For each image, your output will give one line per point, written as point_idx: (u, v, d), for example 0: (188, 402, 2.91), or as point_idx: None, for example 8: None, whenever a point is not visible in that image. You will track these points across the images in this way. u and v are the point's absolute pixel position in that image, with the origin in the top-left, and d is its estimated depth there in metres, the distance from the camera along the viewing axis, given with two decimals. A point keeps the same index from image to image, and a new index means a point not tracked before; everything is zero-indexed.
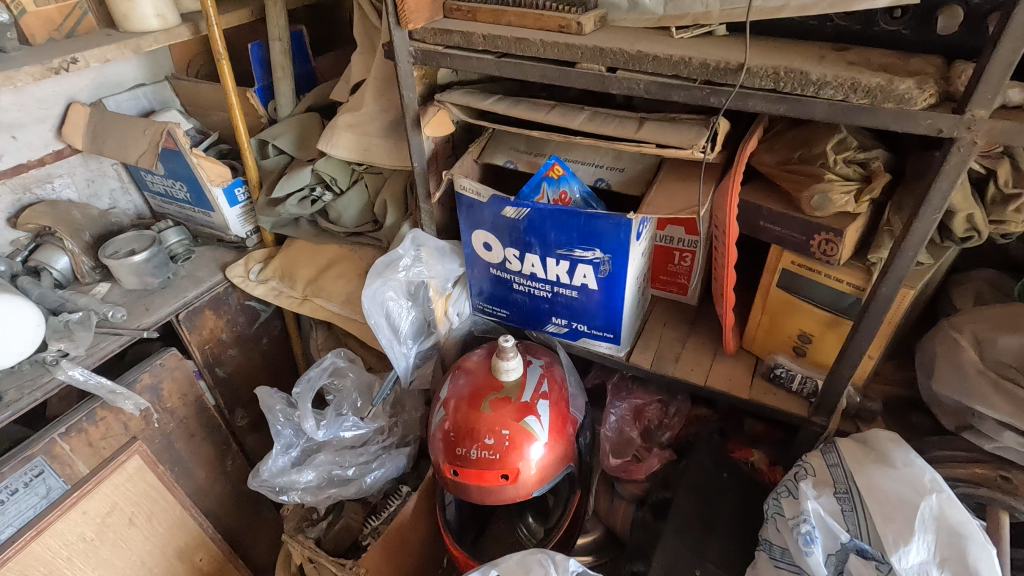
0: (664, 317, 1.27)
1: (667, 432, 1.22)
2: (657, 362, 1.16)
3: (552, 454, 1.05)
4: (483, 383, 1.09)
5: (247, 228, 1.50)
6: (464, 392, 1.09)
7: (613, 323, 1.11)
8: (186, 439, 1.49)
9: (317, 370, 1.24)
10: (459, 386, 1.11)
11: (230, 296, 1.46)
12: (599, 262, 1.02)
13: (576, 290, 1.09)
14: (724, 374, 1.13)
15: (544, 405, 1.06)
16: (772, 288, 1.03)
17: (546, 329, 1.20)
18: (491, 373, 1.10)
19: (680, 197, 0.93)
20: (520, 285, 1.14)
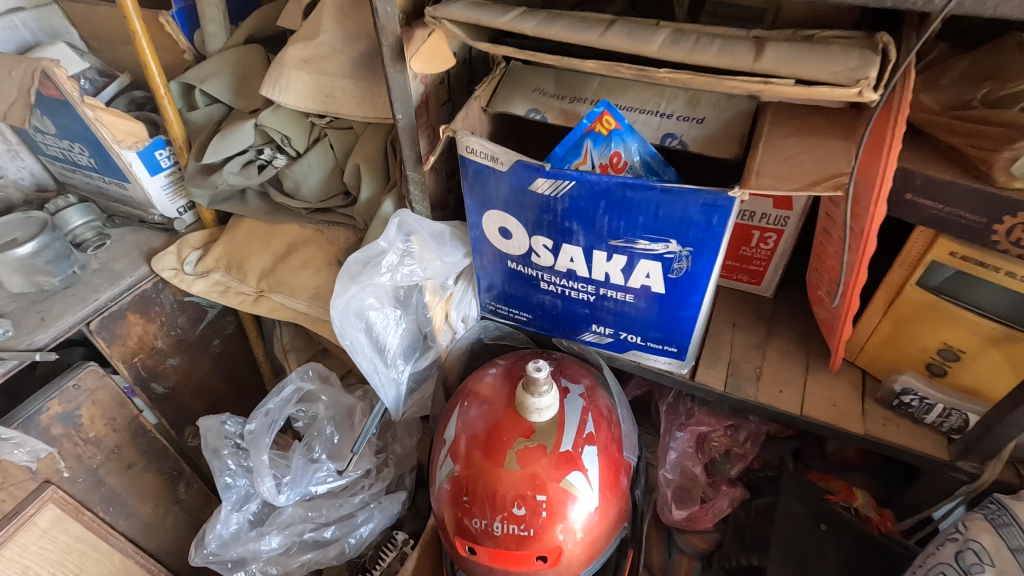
0: (732, 314, 0.96)
1: (737, 464, 0.95)
2: (734, 382, 0.87)
3: (603, 520, 0.77)
4: (504, 423, 0.79)
5: (179, 203, 1.14)
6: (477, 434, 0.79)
7: (679, 335, 0.81)
8: (121, 472, 1.19)
9: (277, 402, 0.93)
10: (470, 424, 0.81)
11: (161, 294, 1.13)
12: (672, 257, 0.70)
13: (631, 293, 0.77)
14: (825, 398, 0.84)
15: (590, 454, 0.77)
16: (909, 286, 0.74)
17: (582, 338, 0.89)
18: (514, 408, 0.80)
19: (806, 163, 0.62)
20: (550, 284, 0.83)
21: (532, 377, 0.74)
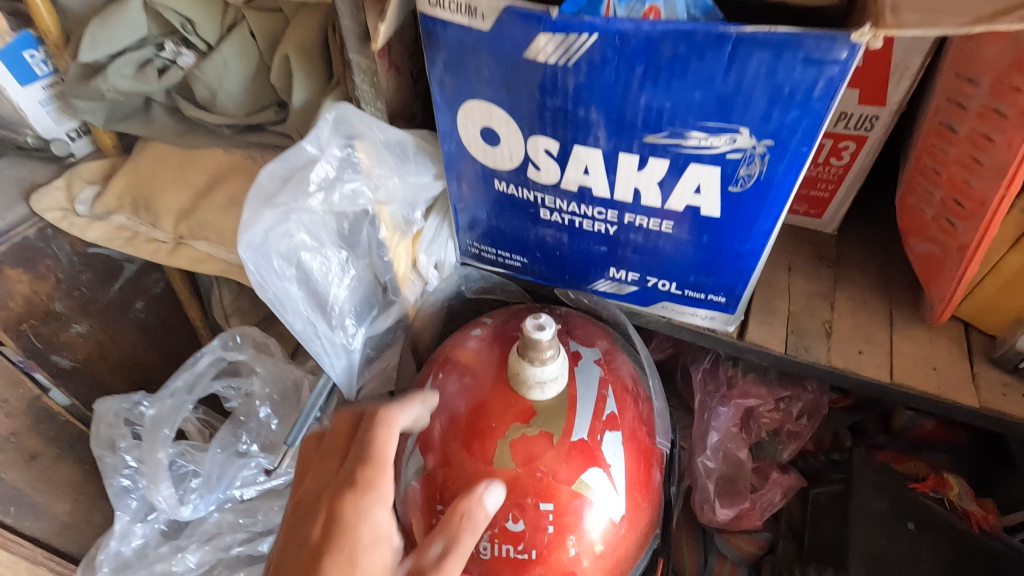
0: (787, 254, 0.74)
1: (790, 446, 0.75)
2: (798, 342, 0.66)
3: (630, 532, 0.56)
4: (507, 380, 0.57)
5: (68, 125, 0.87)
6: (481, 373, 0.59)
7: (733, 279, 0.59)
8: (22, 465, 0.99)
9: (185, 381, 0.71)
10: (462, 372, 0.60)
11: (51, 243, 0.87)
12: (739, 158, 0.47)
13: (671, 220, 0.55)
14: (921, 359, 0.63)
15: (612, 444, 0.56)
16: None
17: (594, 288, 0.67)
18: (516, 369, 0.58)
19: None
20: (553, 213, 0.60)
21: (532, 341, 0.52)
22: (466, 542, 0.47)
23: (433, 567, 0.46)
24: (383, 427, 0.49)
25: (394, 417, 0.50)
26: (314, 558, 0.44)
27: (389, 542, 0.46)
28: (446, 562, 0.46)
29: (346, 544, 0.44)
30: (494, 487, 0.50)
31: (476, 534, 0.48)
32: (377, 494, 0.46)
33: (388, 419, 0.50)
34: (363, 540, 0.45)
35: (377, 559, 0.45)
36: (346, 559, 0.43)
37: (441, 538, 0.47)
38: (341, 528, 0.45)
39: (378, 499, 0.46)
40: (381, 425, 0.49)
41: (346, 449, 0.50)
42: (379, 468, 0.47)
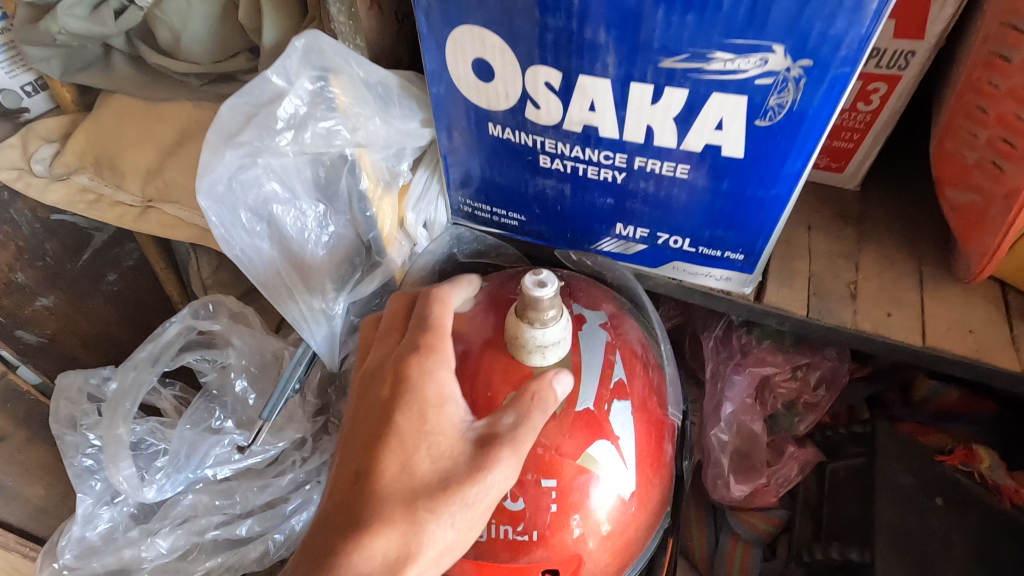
0: (807, 212, 0.68)
1: (808, 418, 0.70)
2: (821, 305, 0.60)
3: (639, 510, 0.51)
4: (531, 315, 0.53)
5: (23, 78, 0.78)
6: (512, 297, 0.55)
7: (754, 232, 0.53)
8: None
9: (149, 352, 0.65)
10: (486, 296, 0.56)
11: (9, 207, 0.82)
12: (770, 84, 0.41)
13: (687, 164, 0.49)
14: (956, 321, 0.58)
15: (620, 415, 0.50)
16: None
17: (598, 248, 0.61)
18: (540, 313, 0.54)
19: None
20: (554, 161, 0.54)
21: (533, 300, 0.46)
22: (537, 420, 0.44)
23: (506, 432, 0.43)
24: (438, 302, 0.48)
25: (448, 296, 0.49)
26: (385, 415, 0.44)
27: (456, 403, 0.45)
28: (519, 429, 0.43)
29: (416, 400, 0.44)
30: (563, 373, 0.46)
31: (545, 414, 0.45)
32: (441, 358, 0.46)
33: (442, 296, 0.49)
34: (433, 396, 0.44)
35: (447, 418, 0.44)
36: (416, 414, 0.43)
37: (512, 410, 0.44)
38: (409, 387, 0.44)
39: (443, 363, 0.45)
40: (437, 300, 0.48)
41: (405, 325, 0.49)
42: (439, 335, 0.46)
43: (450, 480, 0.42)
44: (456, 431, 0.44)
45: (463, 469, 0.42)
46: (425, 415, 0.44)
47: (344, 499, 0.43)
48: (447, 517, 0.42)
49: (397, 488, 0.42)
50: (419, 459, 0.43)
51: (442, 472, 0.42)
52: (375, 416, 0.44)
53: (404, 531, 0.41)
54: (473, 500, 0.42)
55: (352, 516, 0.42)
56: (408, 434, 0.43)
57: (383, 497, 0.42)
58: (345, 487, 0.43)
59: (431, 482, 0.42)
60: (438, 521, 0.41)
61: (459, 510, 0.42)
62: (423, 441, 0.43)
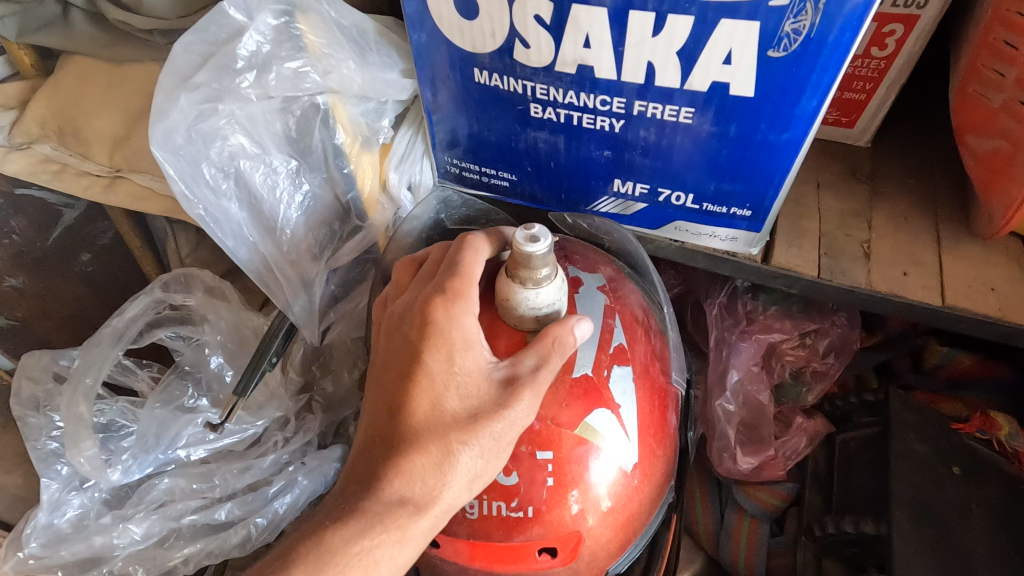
0: (815, 171, 0.64)
1: (817, 387, 0.66)
2: (832, 265, 0.57)
3: (645, 480, 0.48)
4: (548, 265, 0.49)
5: None
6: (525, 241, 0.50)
7: (763, 185, 0.49)
8: None
9: (115, 327, 0.61)
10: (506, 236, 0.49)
11: None
12: (785, 7, 0.37)
13: (692, 108, 0.45)
14: (977, 280, 0.55)
15: (621, 381, 0.47)
16: None
17: (595, 208, 0.57)
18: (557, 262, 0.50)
19: None
20: (546, 110, 0.50)
21: (525, 257, 0.42)
22: (557, 364, 0.41)
23: (528, 373, 0.41)
24: (470, 248, 0.44)
25: (482, 243, 0.45)
26: (412, 354, 0.41)
27: (482, 345, 0.42)
28: (540, 372, 0.41)
29: (444, 340, 0.41)
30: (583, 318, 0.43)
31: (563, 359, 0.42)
32: (467, 303, 0.42)
33: (474, 245, 0.45)
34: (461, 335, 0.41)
35: (472, 359, 0.41)
36: (445, 356, 0.40)
37: (533, 351, 0.41)
38: (435, 326, 0.41)
39: (469, 308, 0.42)
40: (471, 250, 0.44)
41: (437, 269, 0.45)
42: (467, 280, 0.43)
43: (479, 417, 0.40)
44: (482, 371, 0.41)
45: (492, 406, 0.40)
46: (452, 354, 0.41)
47: (378, 432, 0.41)
48: (478, 449, 0.40)
49: (426, 423, 0.40)
50: (448, 397, 0.40)
51: (470, 409, 0.40)
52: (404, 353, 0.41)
53: (437, 463, 0.39)
54: (501, 434, 0.40)
55: (387, 448, 0.40)
56: (436, 372, 0.40)
57: (415, 432, 0.40)
58: (378, 423, 0.41)
59: (459, 419, 0.40)
60: (469, 454, 0.40)
61: (487, 446, 0.40)
62: (452, 381, 0.40)
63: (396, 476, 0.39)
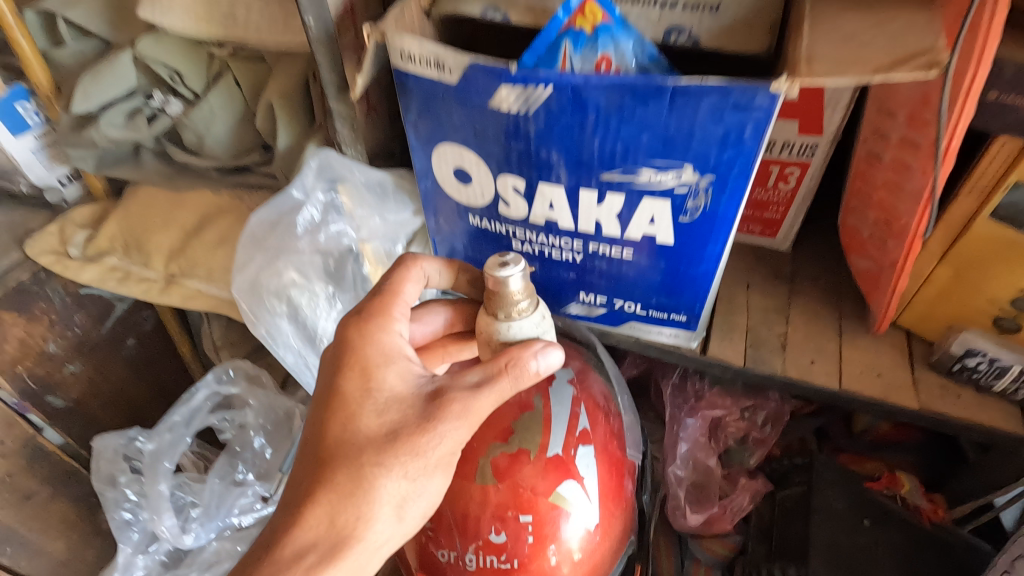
0: (746, 272, 0.79)
1: (757, 452, 0.79)
2: (756, 355, 0.71)
3: (607, 536, 0.61)
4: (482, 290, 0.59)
5: (59, 171, 0.90)
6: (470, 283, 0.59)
7: (690, 299, 0.64)
8: (16, 505, 0.99)
9: (183, 417, 0.74)
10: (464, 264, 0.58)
11: (45, 286, 0.91)
12: (686, 194, 0.53)
13: (630, 248, 0.60)
14: (868, 366, 0.69)
15: (587, 457, 0.60)
16: (978, 220, 0.58)
17: (566, 312, 0.72)
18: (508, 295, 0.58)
19: (876, 44, 0.44)
20: (525, 245, 0.65)
21: (498, 283, 0.48)
22: (494, 384, 0.47)
23: (446, 391, 0.47)
24: (401, 266, 0.55)
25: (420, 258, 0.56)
26: (334, 385, 0.48)
27: (397, 363, 0.49)
28: (470, 389, 0.47)
29: (382, 363, 0.49)
30: (545, 346, 0.48)
31: (506, 380, 0.47)
32: (381, 321, 0.51)
33: (407, 264, 0.55)
34: (394, 359, 0.50)
35: (387, 377, 0.48)
36: (360, 372, 0.48)
37: (476, 370, 0.48)
38: (350, 347, 0.49)
39: (384, 325, 0.51)
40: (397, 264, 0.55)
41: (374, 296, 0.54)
42: (386, 298, 0.52)
43: (394, 433, 0.46)
44: (396, 389, 0.48)
45: (407, 424, 0.46)
46: (383, 378, 0.48)
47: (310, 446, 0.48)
48: (395, 465, 0.45)
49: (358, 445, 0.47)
50: (366, 418, 0.47)
51: (386, 427, 0.46)
52: (344, 371, 0.49)
53: (354, 485, 0.45)
54: (415, 449, 0.46)
55: (309, 476, 0.47)
56: (353, 394, 0.47)
57: (335, 456, 0.46)
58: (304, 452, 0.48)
59: (378, 436, 0.46)
60: (384, 473, 0.45)
61: (405, 461, 0.46)
62: (367, 399, 0.47)
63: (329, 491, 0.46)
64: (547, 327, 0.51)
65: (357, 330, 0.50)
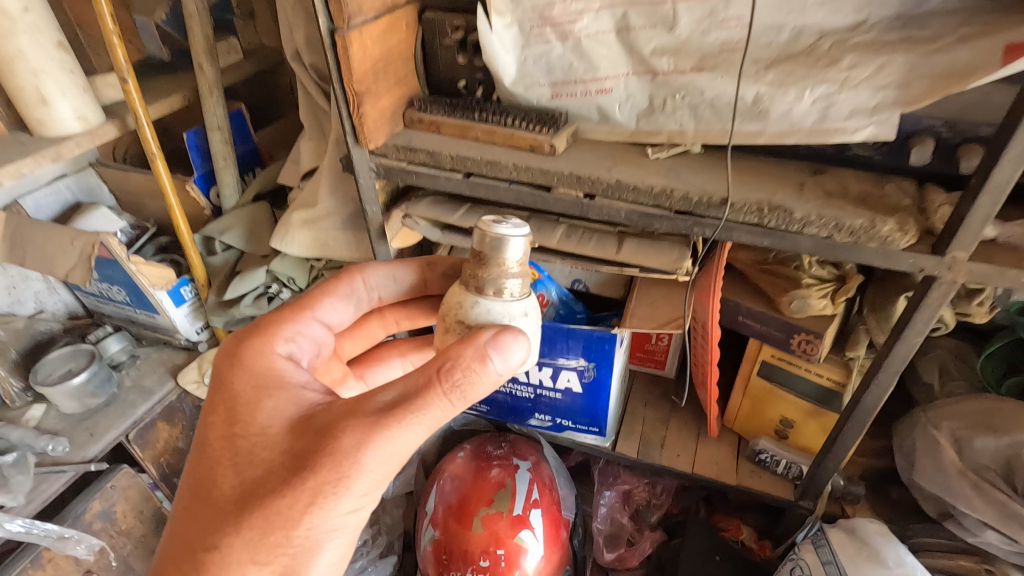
0: (645, 394, 1.25)
1: (656, 512, 1.22)
2: (645, 450, 1.15)
3: (549, 563, 1.03)
4: (422, 293, 0.75)
5: (197, 324, 1.39)
6: (427, 279, 0.75)
7: (598, 419, 1.09)
8: (146, 558, 1.30)
9: None
10: (420, 265, 0.74)
11: (184, 402, 1.35)
12: (583, 369, 1.00)
13: (560, 391, 1.06)
14: (711, 458, 1.13)
15: (536, 515, 1.04)
16: (753, 377, 1.04)
17: (528, 423, 1.17)
18: (450, 280, 0.74)
19: (663, 307, 0.91)
20: (501, 386, 1.12)
21: (490, 238, 0.54)
22: (393, 411, 0.49)
23: (322, 431, 0.50)
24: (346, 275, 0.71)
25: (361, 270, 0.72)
26: (218, 436, 0.54)
27: (277, 401, 0.54)
28: (370, 415, 0.50)
29: (254, 398, 0.54)
30: (493, 344, 0.53)
31: (410, 402, 0.50)
32: (266, 361, 0.57)
33: (348, 275, 0.71)
34: (269, 390, 0.55)
35: (268, 419, 0.53)
36: (243, 412, 0.54)
37: (384, 392, 0.51)
38: (236, 392, 0.55)
39: (271, 359, 0.57)
40: (342, 278, 0.71)
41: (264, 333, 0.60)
42: (288, 324, 0.62)
43: (273, 476, 0.50)
44: (273, 429, 0.53)
45: (284, 467, 0.50)
46: (257, 412, 0.54)
47: (190, 496, 0.54)
48: (270, 508, 0.49)
49: (230, 489, 0.51)
50: (246, 464, 0.52)
51: (266, 471, 0.51)
52: (215, 417, 0.55)
53: (236, 534, 0.49)
54: (291, 491, 0.49)
55: (198, 531, 0.51)
56: (233, 441, 0.53)
57: (220, 506, 0.51)
58: (193, 507, 0.53)
59: (258, 478, 0.51)
60: (259, 518, 0.49)
61: (278, 504, 0.49)
62: (247, 443, 0.52)
63: (197, 542, 0.51)
64: (514, 315, 0.57)
65: (227, 372, 0.57)
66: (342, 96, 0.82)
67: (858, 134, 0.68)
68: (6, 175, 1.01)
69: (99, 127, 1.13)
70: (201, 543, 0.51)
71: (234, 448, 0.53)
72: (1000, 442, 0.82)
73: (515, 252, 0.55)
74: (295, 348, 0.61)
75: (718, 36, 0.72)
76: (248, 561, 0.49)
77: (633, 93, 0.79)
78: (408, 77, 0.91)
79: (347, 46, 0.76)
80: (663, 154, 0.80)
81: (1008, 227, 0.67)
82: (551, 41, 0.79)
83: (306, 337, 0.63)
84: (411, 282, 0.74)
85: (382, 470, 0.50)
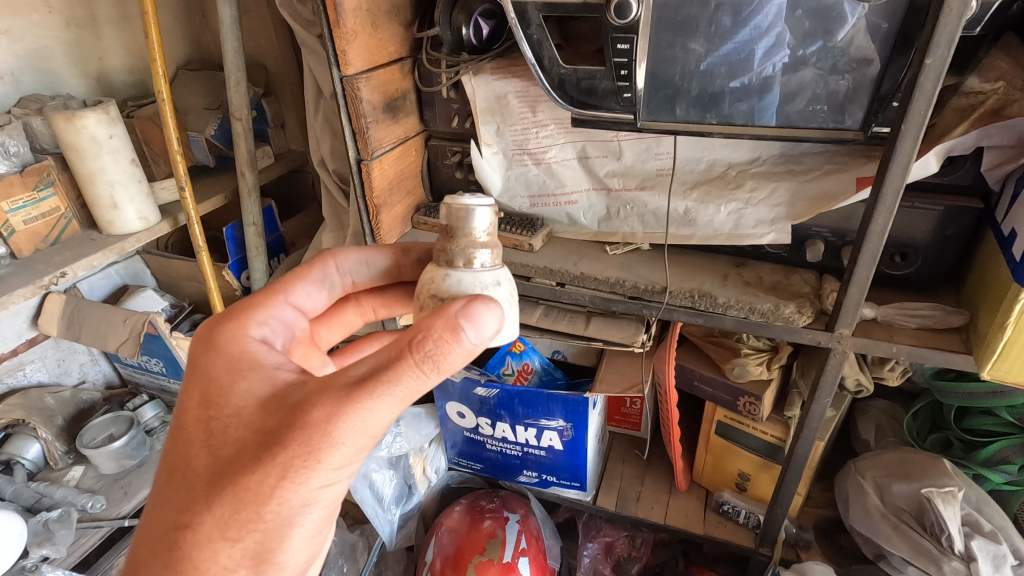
0: (623, 452, 1.40)
1: (637, 564, 1.33)
2: (623, 503, 1.28)
3: None
4: (396, 279, 0.78)
5: None
6: (403, 265, 0.77)
7: (578, 474, 1.23)
8: None
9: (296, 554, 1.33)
10: (394, 251, 0.77)
11: None
12: (562, 429, 1.16)
13: (544, 449, 1.22)
14: (681, 510, 1.26)
15: (524, 563, 1.16)
16: (712, 434, 1.20)
17: (518, 479, 1.31)
18: (424, 267, 0.76)
19: (626, 375, 1.09)
20: (493, 445, 1.27)
21: (456, 209, 0.59)
22: (362, 385, 0.51)
23: (295, 408, 0.52)
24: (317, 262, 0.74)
25: (334, 255, 0.75)
26: (192, 417, 0.56)
27: (252, 382, 0.56)
28: (341, 390, 0.51)
29: (228, 381, 0.56)
30: (468, 317, 0.54)
31: (380, 375, 0.51)
32: (240, 343, 0.59)
33: (320, 259, 0.74)
34: (242, 371, 0.57)
35: (240, 400, 0.55)
36: (217, 392, 0.56)
37: (355, 366, 0.53)
38: (210, 374, 0.57)
39: (246, 341, 0.59)
40: (315, 262, 0.74)
41: (238, 316, 0.62)
42: (263, 308, 0.64)
43: (246, 452, 0.53)
44: (246, 411, 0.55)
45: (256, 444, 0.52)
46: (231, 394, 0.56)
47: (167, 477, 0.56)
48: (241, 483, 0.52)
49: (203, 469, 0.54)
50: (220, 445, 0.54)
51: (239, 448, 0.53)
52: (192, 400, 0.57)
53: (207, 507, 0.53)
54: (263, 465, 0.51)
55: (173, 509, 0.55)
56: (208, 420, 0.55)
57: (195, 485, 0.54)
58: (168, 485, 0.56)
59: (231, 456, 0.53)
60: (230, 495, 0.52)
61: (252, 478, 0.51)
62: (221, 423, 0.55)
63: (171, 520, 0.54)
64: (489, 284, 0.60)
65: (203, 357, 0.59)
66: (364, 206, 1.03)
67: (763, 238, 0.87)
68: (79, 267, 1.21)
69: (156, 225, 1.35)
70: (175, 521, 0.54)
71: (208, 429, 0.55)
72: (912, 487, 0.98)
73: (482, 221, 0.59)
74: (268, 333, 0.63)
75: (654, 164, 0.95)
76: (221, 537, 0.53)
77: (594, 203, 1.01)
78: (417, 187, 1.14)
79: (371, 171, 0.98)
80: (619, 251, 1.01)
81: (882, 309, 0.86)
82: (528, 165, 1.01)
83: (279, 321, 0.65)
84: (385, 267, 0.77)
85: (356, 442, 0.52)
